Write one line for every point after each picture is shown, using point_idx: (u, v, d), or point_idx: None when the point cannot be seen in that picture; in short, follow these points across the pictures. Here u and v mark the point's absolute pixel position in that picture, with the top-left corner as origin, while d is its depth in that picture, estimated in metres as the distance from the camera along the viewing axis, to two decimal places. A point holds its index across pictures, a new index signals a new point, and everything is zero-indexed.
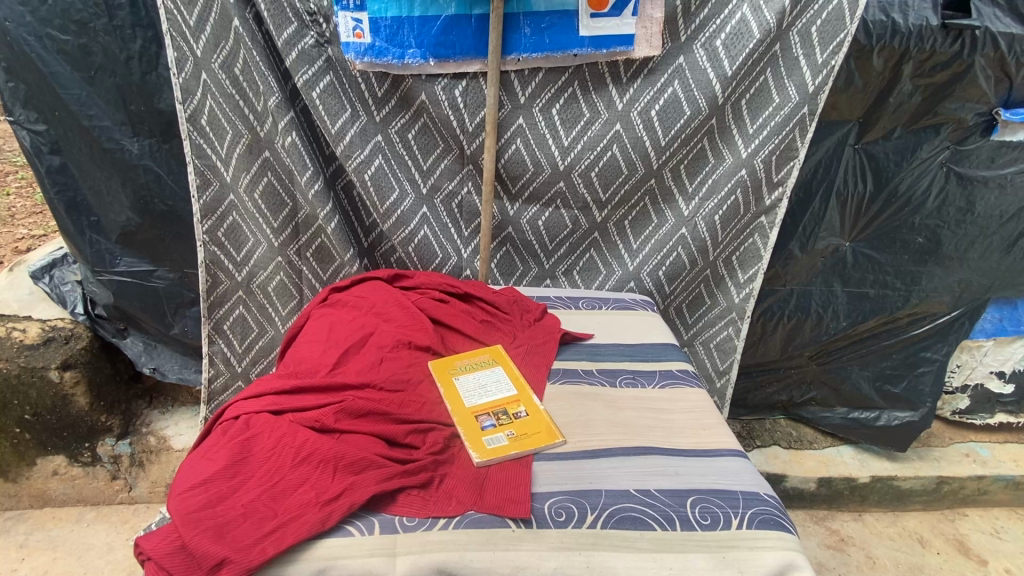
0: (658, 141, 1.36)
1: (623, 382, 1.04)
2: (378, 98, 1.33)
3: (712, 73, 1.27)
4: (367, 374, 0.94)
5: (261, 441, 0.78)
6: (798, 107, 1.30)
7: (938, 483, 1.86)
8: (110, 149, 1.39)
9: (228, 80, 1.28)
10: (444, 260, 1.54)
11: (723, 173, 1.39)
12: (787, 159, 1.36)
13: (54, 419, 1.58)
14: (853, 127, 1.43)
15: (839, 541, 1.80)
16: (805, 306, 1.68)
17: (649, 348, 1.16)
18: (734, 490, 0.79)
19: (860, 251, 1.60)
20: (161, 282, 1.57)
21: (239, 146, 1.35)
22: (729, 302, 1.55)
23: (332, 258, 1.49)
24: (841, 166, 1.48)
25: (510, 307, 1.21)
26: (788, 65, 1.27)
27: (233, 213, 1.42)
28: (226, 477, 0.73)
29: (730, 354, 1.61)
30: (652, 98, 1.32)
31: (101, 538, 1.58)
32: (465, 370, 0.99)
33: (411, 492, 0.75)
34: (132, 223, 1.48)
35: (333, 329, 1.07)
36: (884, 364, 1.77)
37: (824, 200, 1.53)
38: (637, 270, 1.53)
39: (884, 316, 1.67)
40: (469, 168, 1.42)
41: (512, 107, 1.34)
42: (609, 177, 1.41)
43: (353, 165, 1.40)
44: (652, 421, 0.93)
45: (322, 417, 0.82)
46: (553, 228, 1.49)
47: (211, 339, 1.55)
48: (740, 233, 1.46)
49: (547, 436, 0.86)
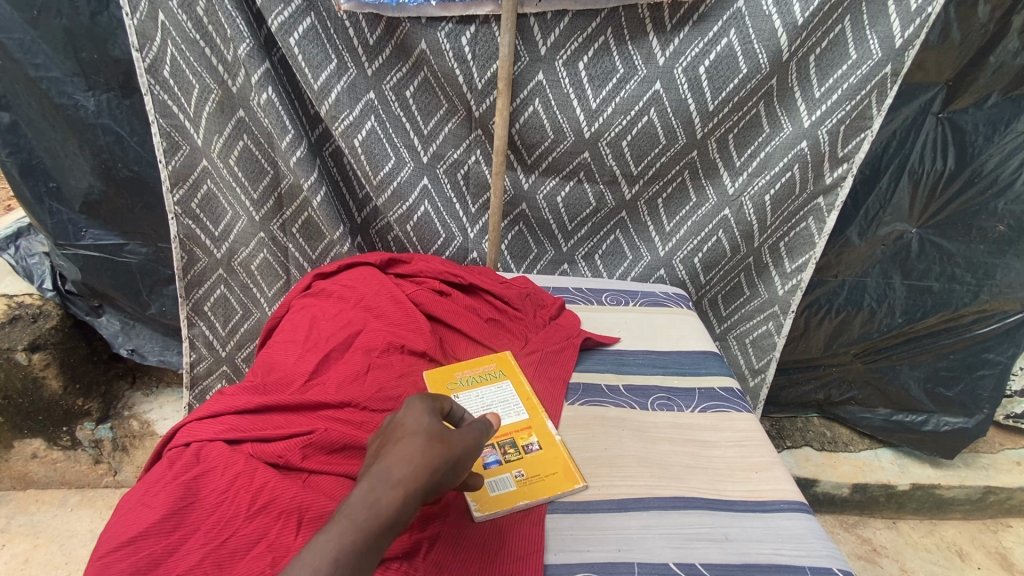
0: (705, 105, 1.13)
1: (655, 404, 0.86)
2: (369, 47, 1.12)
3: (778, 20, 1.03)
4: (349, 389, 0.79)
5: (211, 483, 0.64)
6: (880, 65, 1.06)
7: (984, 493, 1.70)
8: (62, 105, 1.20)
9: (190, 22, 1.07)
10: (447, 241, 1.35)
11: (780, 145, 1.17)
12: (857, 131, 1.13)
13: (27, 403, 1.45)
14: (940, 92, 1.21)
15: (871, 551, 1.66)
16: (857, 300, 1.48)
17: (684, 357, 0.99)
18: (801, 566, 0.62)
19: (928, 238, 1.37)
20: (133, 257, 1.41)
21: (208, 102, 1.15)
22: (771, 295, 1.35)
23: (321, 236, 1.30)
24: (918, 139, 1.27)
25: (522, 302, 1.04)
26: (872, 12, 1.03)
27: (208, 181, 1.24)
28: (163, 532, 0.59)
29: (768, 351, 1.41)
30: (701, 52, 1.08)
31: (84, 525, 1.47)
32: (467, 386, 0.83)
33: (390, 567, 0.56)
34: (95, 190, 1.31)
35: (314, 327, 0.91)
36: (937, 365, 1.56)
37: (893, 179, 1.31)
38: (668, 256, 1.33)
39: (948, 313, 1.46)
40: (478, 133, 1.21)
41: (531, 60, 1.12)
42: (643, 147, 1.20)
43: (340, 128, 1.19)
44: (692, 459, 0.76)
45: (286, 453, 0.67)
46: (574, 206, 1.29)
47: (190, 321, 1.40)
48: (791, 217, 1.25)
49: (563, 479, 0.71)
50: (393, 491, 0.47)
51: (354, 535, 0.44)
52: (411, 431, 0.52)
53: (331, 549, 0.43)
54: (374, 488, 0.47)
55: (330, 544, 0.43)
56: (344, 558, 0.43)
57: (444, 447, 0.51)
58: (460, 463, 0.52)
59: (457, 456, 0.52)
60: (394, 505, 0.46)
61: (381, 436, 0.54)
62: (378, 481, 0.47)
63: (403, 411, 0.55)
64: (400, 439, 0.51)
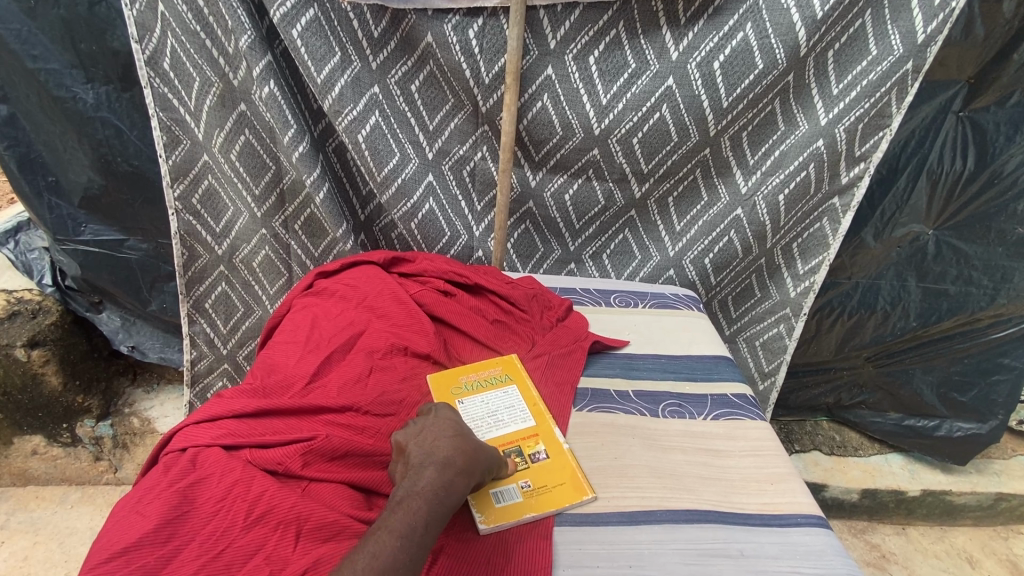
0: (718, 101, 1.10)
1: (666, 412, 0.84)
2: (374, 40, 1.09)
3: (796, 14, 1.00)
4: (350, 392, 0.76)
5: (208, 490, 0.62)
6: (901, 61, 1.02)
7: (996, 500, 1.66)
8: (60, 97, 1.18)
9: (190, 13, 1.05)
10: (453, 239, 1.32)
11: (796, 143, 1.13)
12: (876, 128, 1.09)
13: (27, 399, 1.44)
14: (961, 89, 1.17)
15: (880, 558, 1.63)
16: (870, 302, 1.45)
17: (695, 362, 0.96)
18: None
19: (945, 240, 1.34)
20: (133, 253, 1.39)
21: (209, 96, 1.13)
22: (783, 297, 1.32)
23: (323, 233, 1.28)
24: (938, 138, 1.23)
25: (528, 304, 1.01)
26: (894, 6, 0.99)
27: (208, 176, 1.22)
28: (157, 543, 0.57)
29: (779, 355, 1.38)
30: (716, 47, 1.05)
31: (84, 522, 1.45)
32: (471, 390, 0.81)
33: None
34: (94, 185, 1.29)
35: (316, 327, 0.89)
36: (951, 370, 1.52)
37: (910, 179, 1.28)
38: (678, 257, 1.30)
39: (964, 317, 1.42)
40: (484, 129, 1.18)
41: (540, 54, 1.09)
42: (654, 145, 1.16)
43: (344, 123, 1.16)
44: (704, 469, 0.74)
45: (285, 460, 0.65)
46: (582, 204, 1.26)
47: (191, 319, 1.38)
48: (805, 217, 1.22)
49: (571, 490, 0.69)
50: (459, 479, 0.58)
51: (437, 507, 0.54)
52: (463, 432, 0.64)
53: (421, 513, 0.53)
54: (447, 473, 0.58)
55: (423, 512, 0.53)
56: (430, 524, 0.53)
57: (483, 452, 0.64)
58: (488, 468, 0.65)
59: (487, 459, 0.65)
60: (461, 485, 0.58)
61: (427, 428, 0.64)
62: (449, 468, 0.58)
63: (444, 416, 0.66)
64: (455, 436, 0.63)
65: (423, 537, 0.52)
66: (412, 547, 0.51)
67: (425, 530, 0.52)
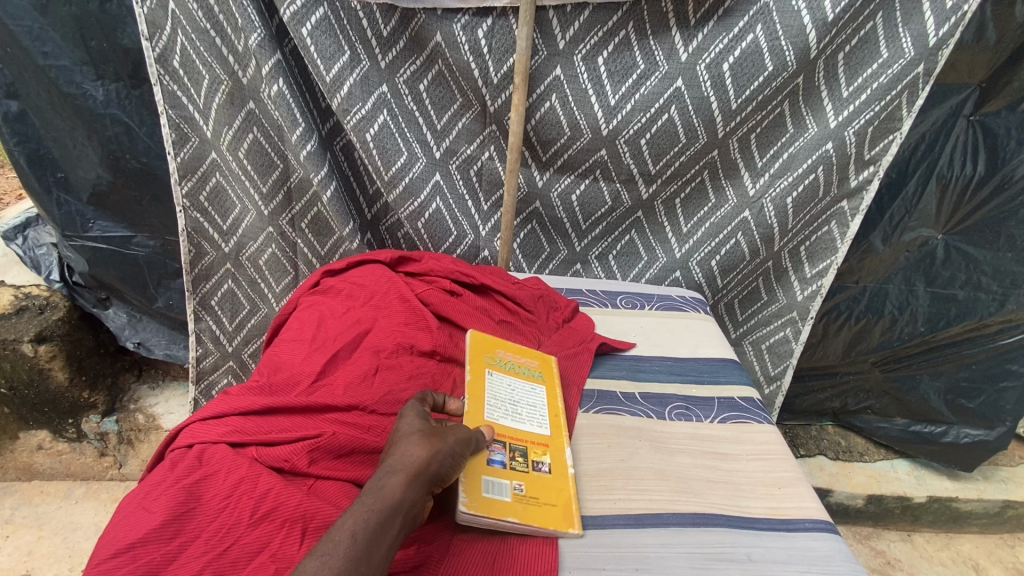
0: (727, 104, 1.09)
1: (672, 414, 0.83)
2: (383, 39, 1.09)
3: (807, 16, 1.00)
4: (357, 391, 0.76)
5: (214, 487, 0.62)
6: (913, 64, 1.01)
7: (1003, 507, 1.65)
8: (70, 94, 1.19)
9: (200, 11, 1.05)
10: (459, 239, 1.32)
11: (805, 146, 1.13)
12: (885, 132, 1.09)
13: (33, 395, 1.44)
14: (973, 93, 1.17)
15: (884, 564, 1.62)
16: (878, 307, 1.44)
17: (702, 365, 0.95)
18: None
19: (954, 246, 1.33)
20: (141, 250, 1.39)
21: (218, 93, 1.13)
22: (790, 300, 1.31)
23: (330, 231, 1.28)
24: (948, 142, 1.22)
25: (534, 304, 1.01)
26: (906, 9, 0.98)
27: (216, 174, 1.22)
28: (163, 540, 0.56)
29: (785, 358, 1.37)
30: (725, 48, 1.04)
31: (88, 518, 1.46)
32: (504, 368, 0.80)
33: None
34: (103, 181, 1.29)
35: (322, 325, 0.89)
36: (959, 376, 1.51)
37: (919, 183, 1.27)
38: (684, 258, 1.30)
39: (972, 322, 1.41)
40: (492, 129, 1.18)
41: (548, 54, 1.09)
42: (662, 146, 1.16)
43: (352, 122, 1.16)
44: (711, 473, 0.73)
45: (292, 457, 0.65)
46: (589, 204, 1.26)
47: (197, 316, 1.38)
48: (814, 221, 1.21)
49: (560, 516, 0.65)
50: (397, 480, 0.54)
51: (368, 515, 0.50)
52: (410, 434, 0.59)
53: (349, 525, 0.49)
54: (381, 479, 0.54)
55: (347, 524, 0.49)
56: (360, 534, 0.48)
57: (439, 447, 0.59)
58: (452, 466, 0.60)
59: (448, 455, 0.59)
60: (398, 486, 0.53)
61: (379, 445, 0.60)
62: (383, 474, 0.54)
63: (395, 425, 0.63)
64: (399, 441, 0.58)
65: (353, 548, 0.47)
66: (338, 561, 0.46)
67: (353, 540, 0.48)
